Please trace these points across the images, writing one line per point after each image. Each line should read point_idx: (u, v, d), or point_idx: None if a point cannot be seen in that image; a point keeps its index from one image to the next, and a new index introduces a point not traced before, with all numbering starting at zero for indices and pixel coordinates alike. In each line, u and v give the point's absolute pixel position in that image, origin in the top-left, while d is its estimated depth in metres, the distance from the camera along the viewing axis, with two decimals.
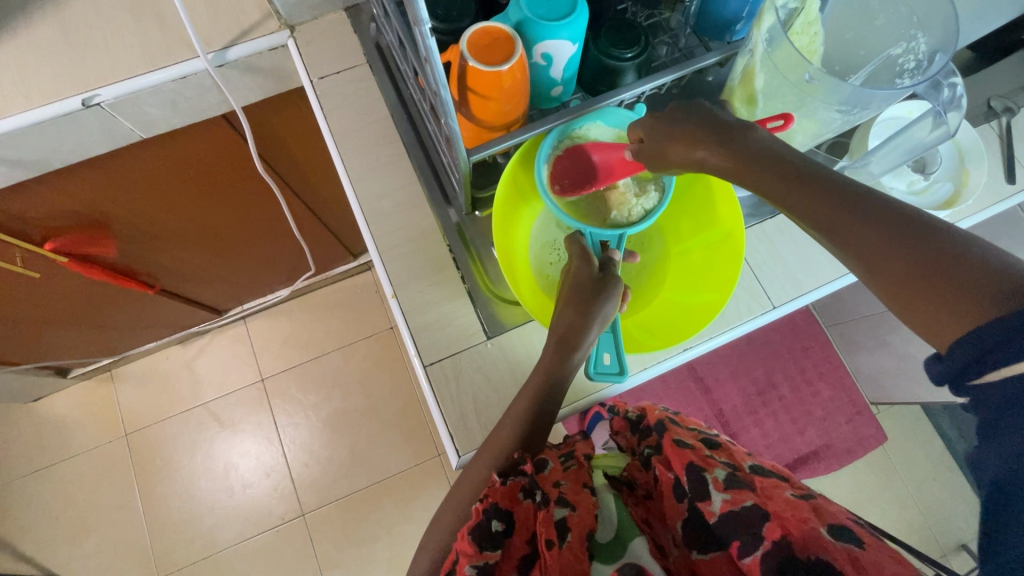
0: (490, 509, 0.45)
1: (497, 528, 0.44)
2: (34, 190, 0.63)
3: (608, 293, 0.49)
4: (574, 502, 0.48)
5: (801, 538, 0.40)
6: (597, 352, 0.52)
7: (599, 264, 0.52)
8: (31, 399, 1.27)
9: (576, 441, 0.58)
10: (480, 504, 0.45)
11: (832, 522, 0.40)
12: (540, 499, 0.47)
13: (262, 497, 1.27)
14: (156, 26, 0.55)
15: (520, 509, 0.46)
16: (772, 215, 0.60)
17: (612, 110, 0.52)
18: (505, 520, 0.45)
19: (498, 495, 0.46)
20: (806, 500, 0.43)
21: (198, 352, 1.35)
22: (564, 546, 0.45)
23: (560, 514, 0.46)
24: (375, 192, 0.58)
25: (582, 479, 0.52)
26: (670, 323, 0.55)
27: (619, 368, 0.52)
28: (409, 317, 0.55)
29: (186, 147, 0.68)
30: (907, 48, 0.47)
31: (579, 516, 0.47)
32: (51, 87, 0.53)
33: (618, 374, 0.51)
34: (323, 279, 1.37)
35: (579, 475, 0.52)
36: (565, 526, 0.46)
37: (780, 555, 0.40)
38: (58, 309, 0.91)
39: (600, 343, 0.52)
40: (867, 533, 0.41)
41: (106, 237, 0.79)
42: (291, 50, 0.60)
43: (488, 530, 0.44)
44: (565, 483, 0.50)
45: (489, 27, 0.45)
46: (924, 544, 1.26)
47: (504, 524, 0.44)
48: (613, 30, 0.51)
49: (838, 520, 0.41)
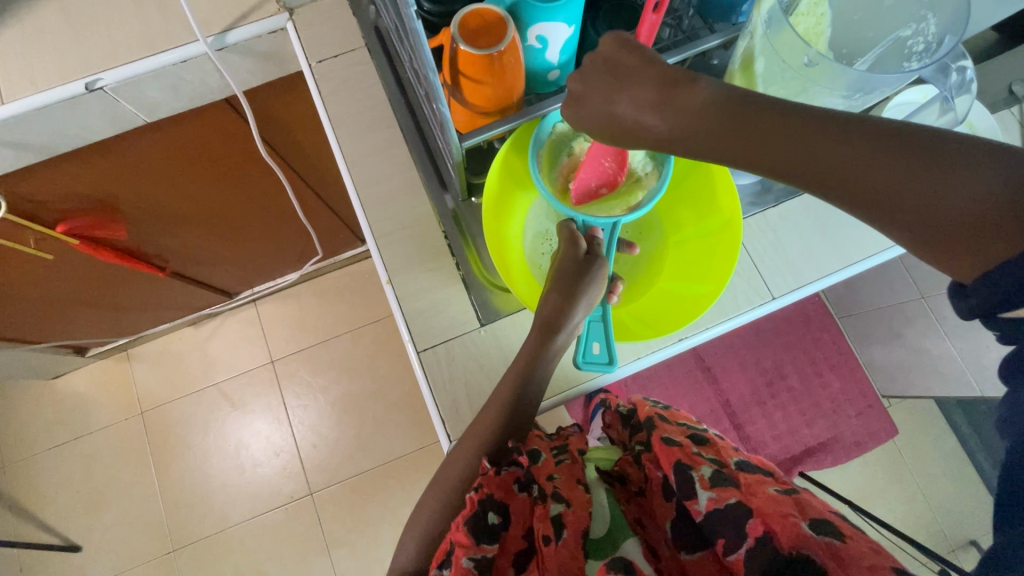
0: (486, 500, 0.45)
1: (493, 521, 0.44)
2: (45, 174, 0.64)
3: (588, 279, 0.51)
4: (568, 499, 0.49)
5: (784, 534, 0.39)
6: (586, 340, 0.52)
7: (586, 244, 0.53)
8: (51, 376, 1.31)
9: (570, 435, 0.60)
10: (475, 494, 0.45)
11: (813, 516, 0.40)
12: (536, 493, 0.48)
13: (271, 476, 1.30)
14: (156, 9, 0.55)
15: (516, 501, 0.47)
16: (773, 204, 0.58)
17: None
18: (501, 511, 0.45)
19: (494, 485, 0.46)
20: (789, 495, 0.43)
21: (210, 334, 1.38)
22: (561, 543, 0.44)
23: (556, 510, 0.47)
24: (371, 177, 0.58)
25: (575, 475, 0.53)
26: (661, 309, 0.54)
27: (608, 357, 0.52)
28: (404, 305, 0.55)
29: (191, 131, 0.68)
30: (916, 30, 0.45)
31: (573, 512, 0.47)
32: (56, 71, 0.53)
33: (607, 363, 0.52)
34: (331, 262, 1.38)
35: (573, 470, 0.54)
36: (561, 522, 0.46)
37: (765, 552, 0.39)
38: (71, 289, 0.93)
39: (590, 332, 0.52)
40: (848, 525, 0.40)
41: (117, 219, 0.81)
42: (290, 33, 0.59)
43: (483, 522, 0.44)
44: (559, 478, 0.51)
45: (482, 9, 0.44)
46: (931, 539, 1.25)
47: (500, 517, 0.45)
48: (612, 12, 0.50)
49: (821, 514, 0.40)
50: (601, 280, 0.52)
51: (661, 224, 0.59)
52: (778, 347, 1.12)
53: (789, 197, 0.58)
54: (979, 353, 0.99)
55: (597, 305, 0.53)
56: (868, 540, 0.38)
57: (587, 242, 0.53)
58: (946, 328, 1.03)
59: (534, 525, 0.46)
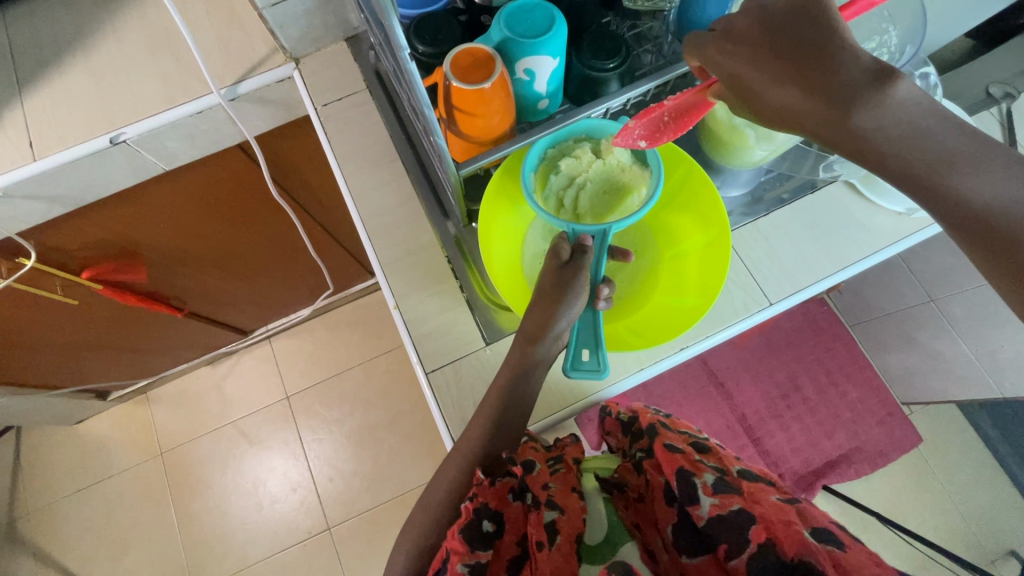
0: (481, 509, 0.46)
1: (487, 528, 0.45)
2: (73, 223, 0.68)
3: (571, 289, 0.51)
4: (563, 506, 0.48)
5: (788, 542, 0.41)
6: (575, 349, 0.53)
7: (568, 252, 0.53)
8: (74, 421, 1.35)
9: (566, 445, 0.57)
10: (470, 503, 0.46)
11: (816, 526, 0.42)
12: (530, 501, 0.48)
13: (289, 512, 1.30)
14: (175, 67, 0.60)
15: (509, 510, 0.48)
16: (765, 214, 0.60)
17: (586, 121, 0.53)
18: (496, 519, 0.46)
19: (488, 495, 0.47)
20: (791, 504, 0.45)
21: (227, 372, 1.41)
22: (553, 548, 0.45)
23: (549, 517, 0.46)
24: (376, 209, 0.61)
25: (571, 483, 0.51)
26: (650, 321, 0.56)
27: (599, 366, 0.52)
28: (411, 328, 0.57)
29: (207, 176, 0.73)
30: (880, 41, 0.48)
31: (567, 519, 0.47)
32: (84, 129, 0.58)
33: (600, 372, 0.52)
34: (343, 296, 1.42)
35: (568, 478, 0.52)
36: (555, 529, 0.46)
37: (768, 557, 0.41)
38: (94, 332, 0.97)
39: (578, 339, 0.53)
40: (847, 536, 0.43)
41: (138, 264, 0.85)
42: (297, 81, 0.64)
43: (479, 530, 0.45)
44: (554, 486, 0.50)
45: (472, 48, 0.47)
46: (968, 551, 1.20)
47: (494, 524, 0.46)
48: (595, 42, 0.53)
49: (821, 523, 0.43)
50: (579, 291, 0.52)
51: (655, 240, 0.60)
52: (790, 359, 1.12)
53: (779, 206, 0.60)
54: (994, 353, 0.98)
55: (583, 312, 0.53)
56: (864, 548, 0.40)
57: (571, 250, 0.53)
58: (958, 330, 1.02)
59: (528, 531, 0.46)
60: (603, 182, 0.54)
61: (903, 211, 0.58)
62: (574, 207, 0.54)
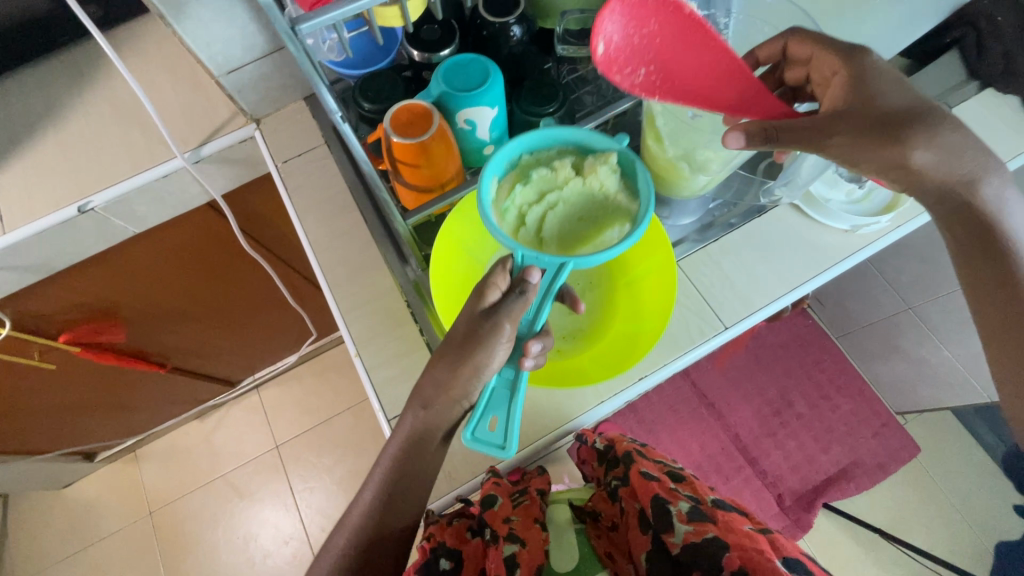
0: (437, 548, 0.50)
1: (444, 565, 0.49)
2: (47, 290, 0.70)
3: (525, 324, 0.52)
4: (524, 539, 0.51)
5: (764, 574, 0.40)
6: (482, 413, 0.47)
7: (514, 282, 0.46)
8: (62, 485, 1.33)
9: (532, 476, 0.60)
10: (427, 543, 0.50)
11: (788, 556, 0.42)
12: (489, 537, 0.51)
13: (283, 566, 1.27)
14: (141, 135, 0.63)
15: (467, 547, 0.52)
16: (715, 238, 0.61)
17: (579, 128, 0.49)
18: (454, 556, 0.50)
19: (445, 534, 0.51)
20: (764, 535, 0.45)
21: (216, 425, 1.40)
22: None
23: (509, 550, 0.49)
24: (337, 258, 0.62)
25: (532, 515, 0.54)
26: (603, 363, 0.54)
27: (503, 440, 0.46)
28: (373, 375, 0.57)
29: (180, 236, 0.75)
30: None
31: (527, 551, 0.50)
32: (54, 200, 0.60)
33: (498, 446, 0.46)
34: (329, 340, 1.42)
35: (530, 509, 0.55)
36: (514, 561, 0.49)
37: None
38: (78, 394, 0.97)
39: (491, 403, 0.48)
40: (818, 569, 0.43)
41: (116, 323, 0.86)
42: (258, 140, 0.67)
43: (435, 567, 0.48)
44: (515, 520, 0.52)
45: (410, 104, 0.49)
46: (979, 562, 1.17)
47: (451, 562, 0.50)
48: (534, 88, 0.55)
49: (794, 555, 0.43)
50: (503, 340, 0.46)
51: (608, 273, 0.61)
52: (779, 376, 1.12)
53: (728, 230, 0.61)
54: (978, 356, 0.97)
55: (506, 367, 0.48)
56: None
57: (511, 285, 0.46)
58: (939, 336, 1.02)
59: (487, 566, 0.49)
60: (580, 206, 0.51)
61: (849, 227, 0.60)
62: (539, 229, 0.50)
